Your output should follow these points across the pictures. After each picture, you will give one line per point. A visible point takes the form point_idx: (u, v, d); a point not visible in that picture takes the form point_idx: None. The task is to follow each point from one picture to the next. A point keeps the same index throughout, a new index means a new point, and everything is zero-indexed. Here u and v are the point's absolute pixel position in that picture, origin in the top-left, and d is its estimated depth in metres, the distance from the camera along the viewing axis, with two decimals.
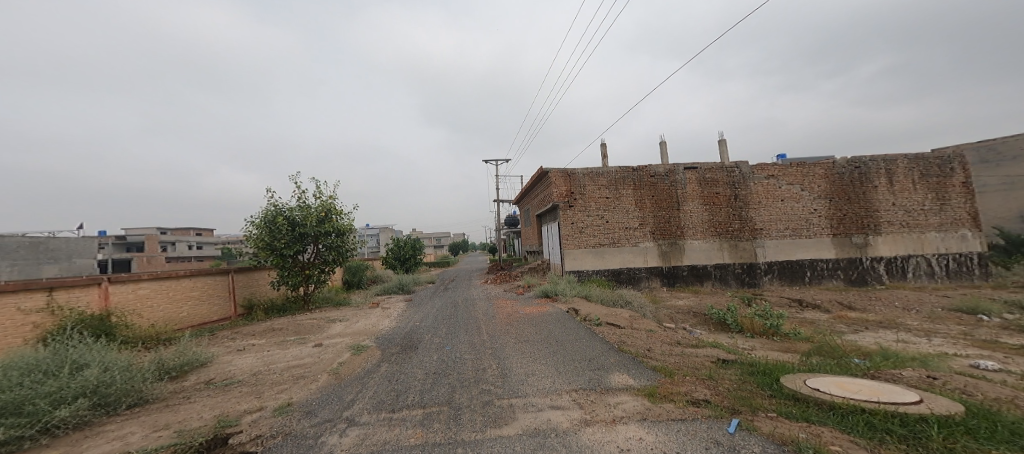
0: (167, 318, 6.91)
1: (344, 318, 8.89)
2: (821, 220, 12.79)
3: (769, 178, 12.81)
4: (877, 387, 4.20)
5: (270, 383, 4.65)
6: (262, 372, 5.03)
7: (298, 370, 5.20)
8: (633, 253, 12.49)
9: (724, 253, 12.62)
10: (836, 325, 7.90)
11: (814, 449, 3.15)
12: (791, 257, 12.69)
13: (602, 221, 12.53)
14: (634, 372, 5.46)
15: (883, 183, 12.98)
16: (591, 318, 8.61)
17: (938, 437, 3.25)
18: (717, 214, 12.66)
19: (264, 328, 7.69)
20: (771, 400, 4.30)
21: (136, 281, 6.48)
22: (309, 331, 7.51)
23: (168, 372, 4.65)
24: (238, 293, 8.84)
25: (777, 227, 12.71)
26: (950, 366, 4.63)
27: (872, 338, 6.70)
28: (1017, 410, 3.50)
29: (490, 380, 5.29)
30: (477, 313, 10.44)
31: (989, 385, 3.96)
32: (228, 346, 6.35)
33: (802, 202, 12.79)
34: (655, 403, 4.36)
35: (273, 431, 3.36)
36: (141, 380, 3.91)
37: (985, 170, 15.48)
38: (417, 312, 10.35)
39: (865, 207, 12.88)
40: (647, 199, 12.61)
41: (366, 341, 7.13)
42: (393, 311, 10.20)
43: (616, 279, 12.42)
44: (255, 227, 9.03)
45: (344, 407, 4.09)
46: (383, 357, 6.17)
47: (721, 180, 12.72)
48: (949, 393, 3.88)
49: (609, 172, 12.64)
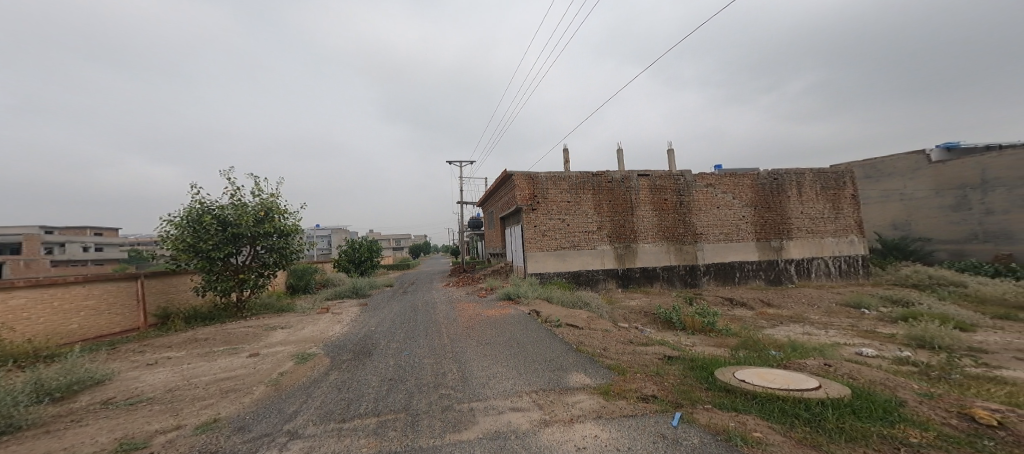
0: (51, 331, 6.17)
1: (286, 325, 8.40)
2: (748, 226, 13.98)
3: (708, 187, 13.81)
4: (788, 376, 4.70)
5: (191, 399, 4.30)
6: (180, 388, 4.64)
7: (228, 383, 4.85)
8: (592, 256, 12.92)
9: (671, 256, 13.42)
10: (759, 321, 8.70)
11: (741, 437, 3.46)
12: (725, 259, 13.76)
13: (562, 224, 12.85)
14: (591, 370, 5.70)
15: (794, 194, 14.45)
16: (551, 320, 8.82)
17: (832, 418, 3.71)
18: (665, 219, 13.45)
19: (183, 339, 7.08)
20: (708, 392, 4.66)
21: (6, 289, 5.71)
22: (241, 340, 7.05)
23: (48, 394, 4.13)
24: (148, 301, 8.05)
25: (714, 232, 13.74)
26: (842, 354, 5.27)
27: (784, 332, 7.47)
28: (889, 390, 4.06)
29: (451, 384, 5.28)
30: (437, 316, 10.30)
31: (869, 370, 4.56)
32: (133, 361, 5.77)
33: (734, 210, 13.93)
34: (608, 400, 4.56)
35: (195, 451, 3.14)
36: (11, 405, 3.47)
37: (871, 182, 17.64)
38: (371, 317, 10.00)
39: (781, 215, 14.25)
40: (605, 203, 13.11)
41: (313, 348, 6.79)
42: (344, 316, 9.79)
43: (576, 281, 12.80)
44: (174, 227, 8.26)
45: (284, 419, 3.89)
46: (332, 365, 5.91)
47: (669, 187, 13.52)
48: (841, 378, 4.42)
49: (569, 177, 12.98)
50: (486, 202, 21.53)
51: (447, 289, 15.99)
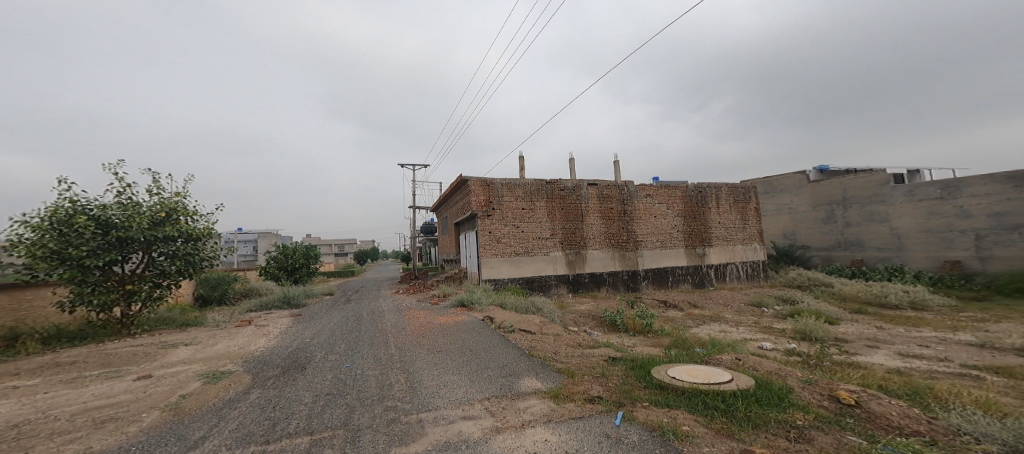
0: None
1: (189, 342, 7.62)
2: (679, 233, 15.11)
3: (647, 197, 14.73)
4: (710, 371, 5.12)
5: (50, 434, 3.74)
6: (30, 422, 4.01)
7: (105, 412, 4.27)
8: (544, 262, 13.19)
9: (616, 262, 14.10)
10: (687, 321, 9.42)
11: (673, 432, 3.72)
12: (661, 265, 14.72)
13: (517, 230, 12.98)
14: (541, 374, 5.81)
15: (713, 206, 15.89)
16: (505, 326, 8.82)
17: (742, 408, 4.11)
18: (611, 226, 14.11)
19: (45, 364, 6.13)
20: (645, 390, 4.93)
21: None
22: (126, 361, 6.27)
23: None
24: None
25: (652, 240, 14.67)
26: (749, 348, 5.89)
27: (707, 330, 8.18)
28: (781, 379, 4.62)
29: (398, 395, 5.10)
30: (385, 325, 9.92)
31: (768, 361, 5.16)
32: None
33: (668, 219, 14.99)
34: (559, 404, 4.65)
35: None
36: None
37: (767, 196, 19.89)
38: (307, 328, 9.38)
39: (703, 224, 15.59)
40: (557, 211, 13.47)
41: (228, 366, 6.19)
42: (272, 328, 9.06)
43: (529, 287, 12.95)
44: (33, 230, 7.02)
45: (187, 448, 3.52)
46: (254, 383, 5.45)
47: (615, 196, 14.22)
48: (748, 370, 4.92)
49: (524, 184, 13.16)
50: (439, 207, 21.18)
51: (396, 297, 15.42)
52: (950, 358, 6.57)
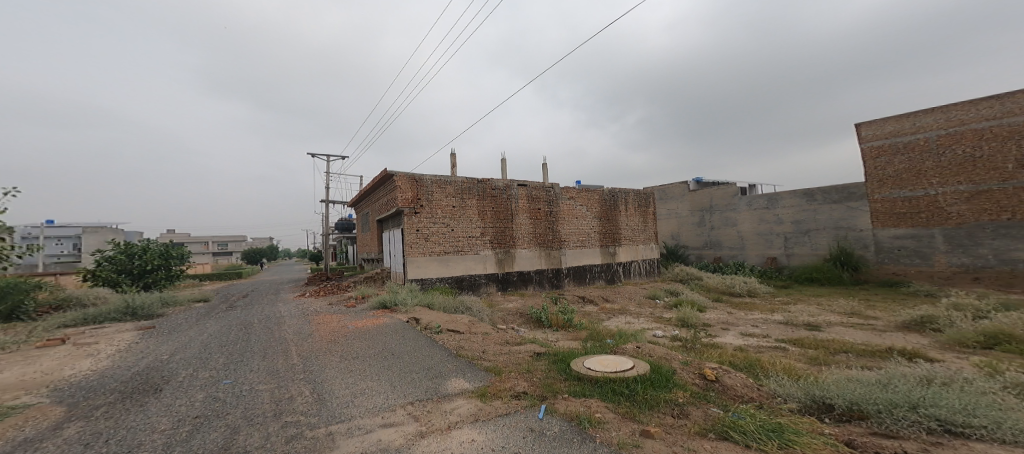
0: None
1: None
2: (596, 234, 15.78)
3: (570, 200, 15.07)
4: (616, 360, 5.06)
5: None
6: None
7: None
8: (474, 261, 12.66)
9: (543, 261, 14.15)
10: (601, 314, 9.74)
11: (588, 421, 3.58)
12: (580, 264, 15.17)
13: (446, 228, 12.23)
14: (469, 373, 5.33)
15: (624, 209, 16.93)
16: (432, 327, 8.08)
17: (642, 394, 4.15)
18: (538, 227, 14.12)
19: None
20: (566, 382, 4.70)
21: None
22: None
23: None
24: None
25: (574, 240, 15.05)
26: (641, 336, 6.30)
27: (619, 322, 8.52)
28: (667, 364, 4.88)
29: (300, 409, 4.23)
30: (283, 334, 8.53)
31: (659, 348, 5.44)
32: None
33: (588, 221, 15.53)
34: (485, 402, 4.21)
35: None
36: None
37: (659, 202, 21.57)
38: (170, 344, 7.63)
39: (615, 226, 16.52)
40: (488, 210, 13.04)
41: (22, 398, 4.64)
42: (105, 347, 7.13)
43: (458, 286, 12.27)
44: None
45: None
46: (72, 416, 4.11)
47: (543, 198, 14.26)
48: (645, 357, 5.07)
49: (456, 182, 12.48)
50: (360, 202, 19.33)
51: (299, 301, 13.47)
52: (769, 335, 7.82)
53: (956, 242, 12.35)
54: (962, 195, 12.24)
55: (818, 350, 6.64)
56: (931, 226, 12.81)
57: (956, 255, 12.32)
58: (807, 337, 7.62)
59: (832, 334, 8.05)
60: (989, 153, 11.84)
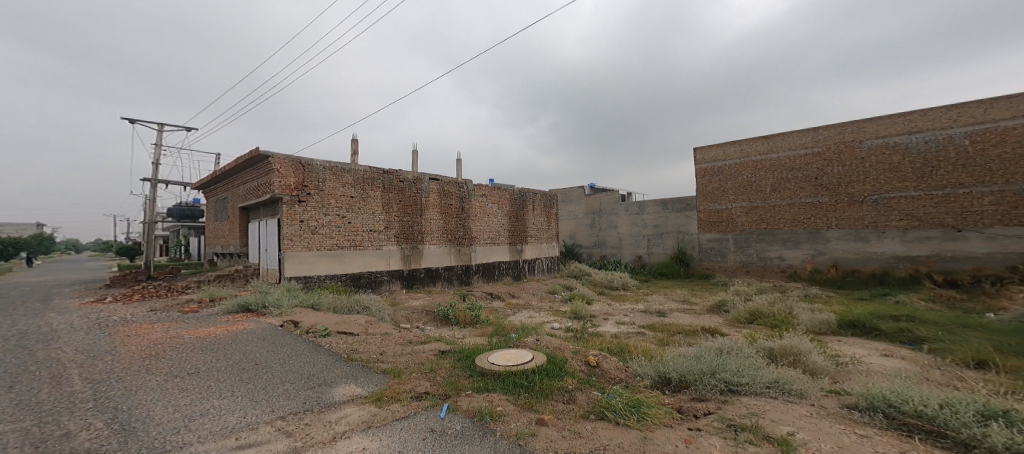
0: None
1: None
2: (504, 232, 15.26)
3: (483, 197, 14.12)
4: (514, 352, 4.55)
5: None
6: None
7: None
8: (375, 257, 10.67)
9: (452, 257, 12.92)
10: (508, 310, 9.39)
11: (491, 414, 3.06)
12: (488, 260, 14.41)
13: (341, 222, 9.94)
14: (365, 381, 3.93)
15: (532, 209, 16.76)
16: (316, 330, 5.77)
17: (539, 383, 3.81)
18: (449, 223, 12.81)
19: None
20: (471, 378, 4.03)
21: None
22: None
23: None
24: None
25: (483, 237, 14.16)
26: (543, 330, 6.40)
27: (525, 318, 8.32)
28: (560, 353, 4.64)
29: (80, 448, 2.53)
30: (74, 354, 5.96)
31: (554, 341, 5.17)
32: None
33: (497, 219, 14.86)
34: (381, 408, 3.26)
35: None
36: None
37: (560, 204, 22.21)
38: None
39: (521, 227, 16.19)
40: (394, 203, 11.15)
41: None
42: None
43: (355, 284, 10.16)
44: None
45: None
46: None
47: (455, 193, 12.99)
48: (542, 349, 4.79)
49: (356, 171, 10.27)
50: (211, 183, 14.93)
51: (105, 310, 9.93)
52: (634, 321, 8.67)
53: (738, 244, 15.77)
54: (745, 210, 15.63)
55: (663, 333, 7.47)
56: (727, 233, 16.10)
57: (739, 254, 15.75)
58: (660, 322, 8.64)
59: (672, 318, 9.27)
60: (758, 179, 15.36)
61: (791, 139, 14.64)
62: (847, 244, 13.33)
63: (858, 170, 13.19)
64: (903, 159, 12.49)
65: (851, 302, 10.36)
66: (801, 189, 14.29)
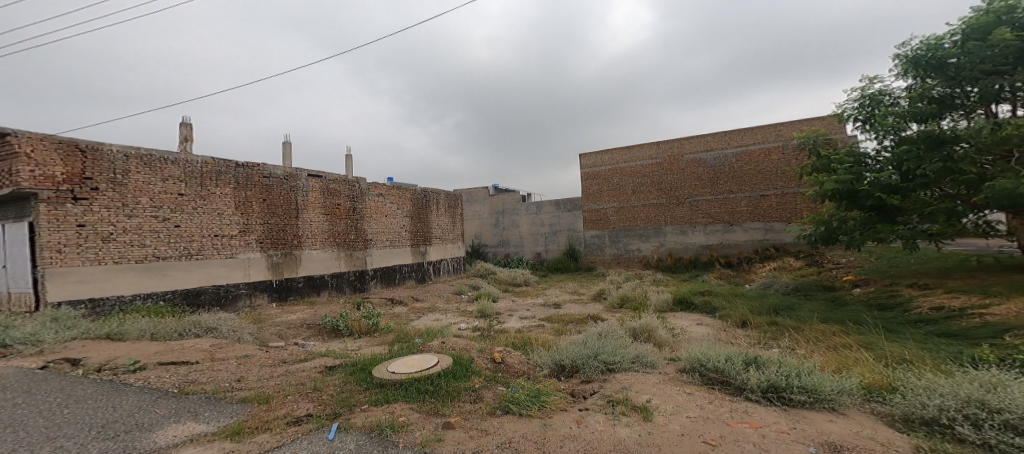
0: None
1: None
2: (406, 233, 13.94)
3: (379, 197, 12.82)
4: (419, 357, 4.19)
5: None
6: None
7: None
8: (226, 267, 8.49)
9: (341, 262, 11.32)
10: (409, 315, 8.78)
11: (391, 426, 2.79)
12: (388, 263, 13.05)
13: (163, 226, 7.48)
14: (209, 415, 3.17)
15: (437, 209, 15.69)
16: (121, 364, 4.44)
17: (445, 385, 3.58)
18: (336, 224, 11.24)
19: None
20: (365, 392, 3.60)
21: None
22: None
23: None
24: None
25: (380, 239, 12.75)
26: (450, 333, 6.21)
27: (429, 322, 7.89)
28: (466, 353, 4.49)
29: None
30: None
31: (462, 341, 4.97)
32: None
33: (399, 220, 13.58)
34: (241, 442, 2.65)
35: None
36: None
37: (465, 204, 21.59)
38: None
39: (425, 226, 14.87)
40: (255, 202, 9.20)
41: None
42: None
43: (193, 303, 7.78)
44: None
45: None
46: None
47: (344, 192, 11.53)
48: (448, 351, 4.55)
49: (190, 161, 7.96)
50: None
51: None
52: (536, 315, 9.10)
53: (613, 240, 18.00)
54: (615, 209, 17.95)
55: (560, 323, 8.01)
56: (604, 229, 18.22)
57: (613, 248, 17.98)
58: (561, 314, 9.22)
59: (566, 309, 10.02)
60: (622, 183, 17.85)
61: (642, 150, 17.45)
62: (678, 239, 16.53)
63: (682, 177, 16.53)
64: (703, 171, 16.15)
65: (680, 283, 12.87)
66: (650, 192, 17.17)
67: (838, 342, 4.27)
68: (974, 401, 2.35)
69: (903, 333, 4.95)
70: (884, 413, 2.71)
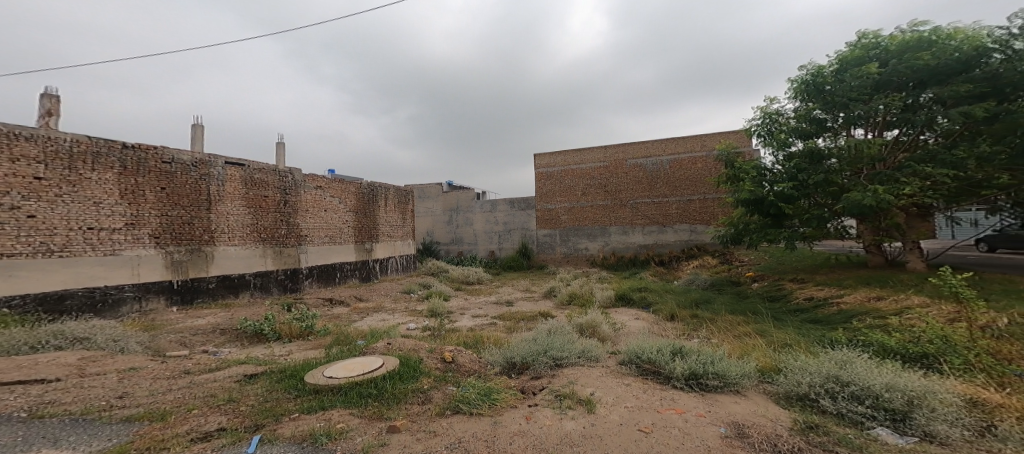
0: None
1: None
2: (350, 229, 13.15)
3: (317, 190, 11.85)
4: (362, 360, 4.04)
5: None
6: None
7: None
8: (109, 267, 6.90)
9: (266, 260, 10.03)
10: (351, 316, 8.37)
11: (327, 433, 2.68)
12: (328, 261, 12.10)
13: (10, 217, 5.81)
14: (78, 439, 2.60)
15: (385, 205, 15.01)
16: None
17: (390, 388, 3.48)
18: (261, 219, 9.94)
19: None
20: (296, 400, 3.37)
21: None
22: None
23: None
24: None
25: (318, 235, 11.75)
26: (398, 333, 6.05)
27: (373, 322, 7.63)
28: (415, 353, 4.40)
29: None
30: None
31: (411, 341, 4.86)
32: None
33: (340, 215, 12.70)
34: None
35: None
36: None
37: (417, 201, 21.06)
38: None
39: (372, 222, 14.26)
40: (151, 191, 7.65)
41: None
42: None
43: (54, 309, 6.12)
44: None
45: None
46: None
47: (271, 183, 10.26)
48: (395, 351, 4.43)
49: (53, 138, 6.31)
50: None
51: None
52: (490, 313, 9.12)
53: (564, 239, 18.54)
54: (566, 210, 18.51)
55: (513, 321, 8.11)
56: (556, 228, 18.70)
57: (564, 246, 18.52)
58: (514, 311, 9.32)
59: (518, 306, 10.16)
60: (572, 185, 18.47)
61: (588, 153, 18.23)
62: (621, 239, 17.45)
63: (621, 181, 17.54)
64: (642, 176, 17.22)
65: (621, 280, 13.62)
66: (596, 194, 17.96)
67: (738, 331, 4.80)
68: (832, 376, 2.82)
69: (801, 321, 5.68)
70: (773, 392, 3.10)
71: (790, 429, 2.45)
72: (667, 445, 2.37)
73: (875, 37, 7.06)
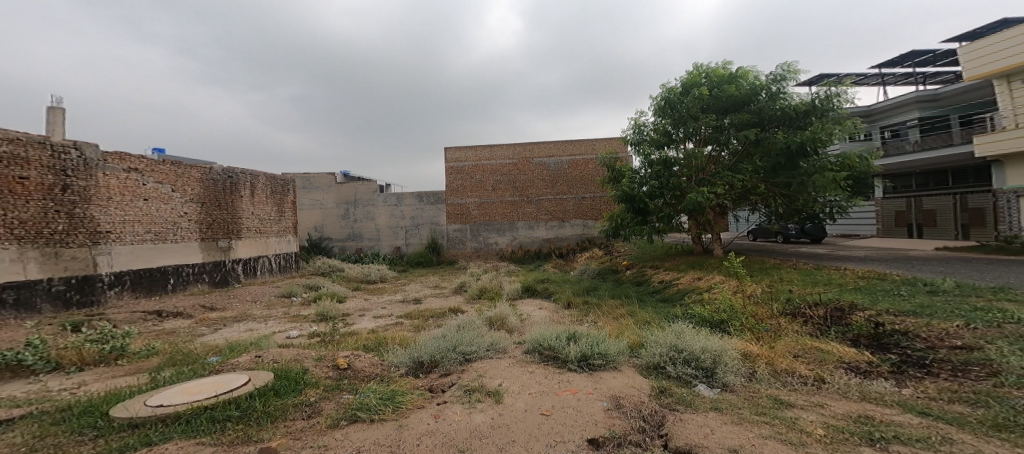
0: None
1: None
2: (191, 223, 10.20)
3: (129, 172, 8.58)
4: (219, 380, 3.45)
5: None
6: None
7: None
8: None
9: (27, 266, 6.66)
10: (196, 329, 7.02)
11: None
12: (153, 264, 8.98)
13: None
14: None
15: (246, 195, 12.45)
16: None
17: (259, 406, 3.03)
18: (12, 208, 6.57)
19: None
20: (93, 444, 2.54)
21: None
22: None
23: None
24: None
25: (133, 231, 8.57)
26: (274, 344, 5.39)
27: (225, 335, 6.55)
28: (299, 364, 3.99)
29: None
30: None
31: (294, 352, 4.37)
32: None
33: (172, 205, 9.66)
34: None
35: None
36: None
37: (301, 192, 18.81)
38: None
39: (231, 214, 11.71)
40: None
41: None
42: None
43: None
44: None
45: None
46: None
47: (32, 159, 6.88)
48: (269, 365, 3.93)
49: None
50: None
51: None
52: (395, 313, 8.71)
53: (472, 234, 18.62)
54: (477, 204, 18.60)
55: (421, 319, 7.90)
56: (466, 223, 18.67)
57: (473, 242, 18.61)
58: (421, 309, 9.06)
59: (426, 304, 9.91)
60: (482, 180, 18.60)
61: (496, 151, 18.58)
62: (527, 233, 18.23)
63: (519, 179, 18.36)
64: (544, 174, 18.22)
65: (528, 273, 14.25)
66: (500, 191, 18.45)
67: (616, 314, 5.44)
68: (673, 347, 3.41)
69: (666, 303, 6.69)
70: (639, 363, 3.59)
71: (650, 395, 2.89)
72: (563, 425, 2.59)
73: (703, 68, 8.64)
